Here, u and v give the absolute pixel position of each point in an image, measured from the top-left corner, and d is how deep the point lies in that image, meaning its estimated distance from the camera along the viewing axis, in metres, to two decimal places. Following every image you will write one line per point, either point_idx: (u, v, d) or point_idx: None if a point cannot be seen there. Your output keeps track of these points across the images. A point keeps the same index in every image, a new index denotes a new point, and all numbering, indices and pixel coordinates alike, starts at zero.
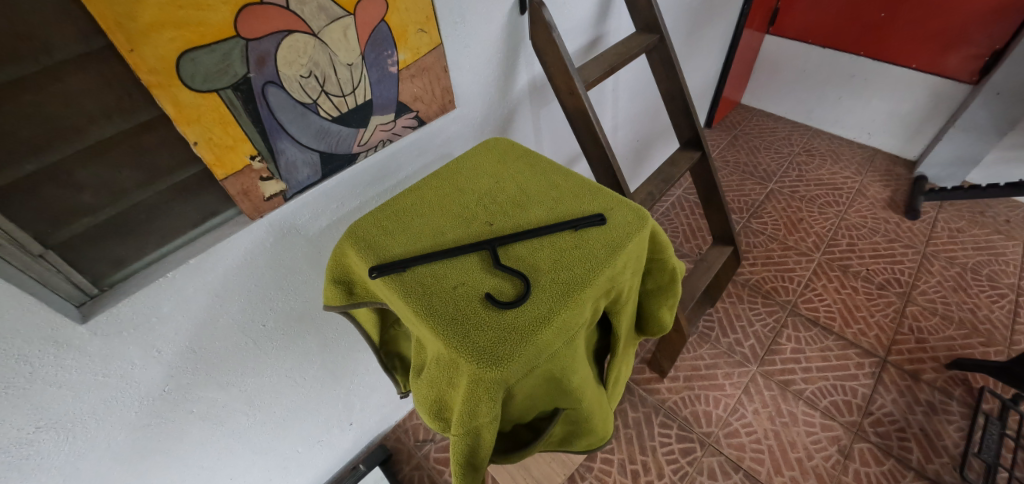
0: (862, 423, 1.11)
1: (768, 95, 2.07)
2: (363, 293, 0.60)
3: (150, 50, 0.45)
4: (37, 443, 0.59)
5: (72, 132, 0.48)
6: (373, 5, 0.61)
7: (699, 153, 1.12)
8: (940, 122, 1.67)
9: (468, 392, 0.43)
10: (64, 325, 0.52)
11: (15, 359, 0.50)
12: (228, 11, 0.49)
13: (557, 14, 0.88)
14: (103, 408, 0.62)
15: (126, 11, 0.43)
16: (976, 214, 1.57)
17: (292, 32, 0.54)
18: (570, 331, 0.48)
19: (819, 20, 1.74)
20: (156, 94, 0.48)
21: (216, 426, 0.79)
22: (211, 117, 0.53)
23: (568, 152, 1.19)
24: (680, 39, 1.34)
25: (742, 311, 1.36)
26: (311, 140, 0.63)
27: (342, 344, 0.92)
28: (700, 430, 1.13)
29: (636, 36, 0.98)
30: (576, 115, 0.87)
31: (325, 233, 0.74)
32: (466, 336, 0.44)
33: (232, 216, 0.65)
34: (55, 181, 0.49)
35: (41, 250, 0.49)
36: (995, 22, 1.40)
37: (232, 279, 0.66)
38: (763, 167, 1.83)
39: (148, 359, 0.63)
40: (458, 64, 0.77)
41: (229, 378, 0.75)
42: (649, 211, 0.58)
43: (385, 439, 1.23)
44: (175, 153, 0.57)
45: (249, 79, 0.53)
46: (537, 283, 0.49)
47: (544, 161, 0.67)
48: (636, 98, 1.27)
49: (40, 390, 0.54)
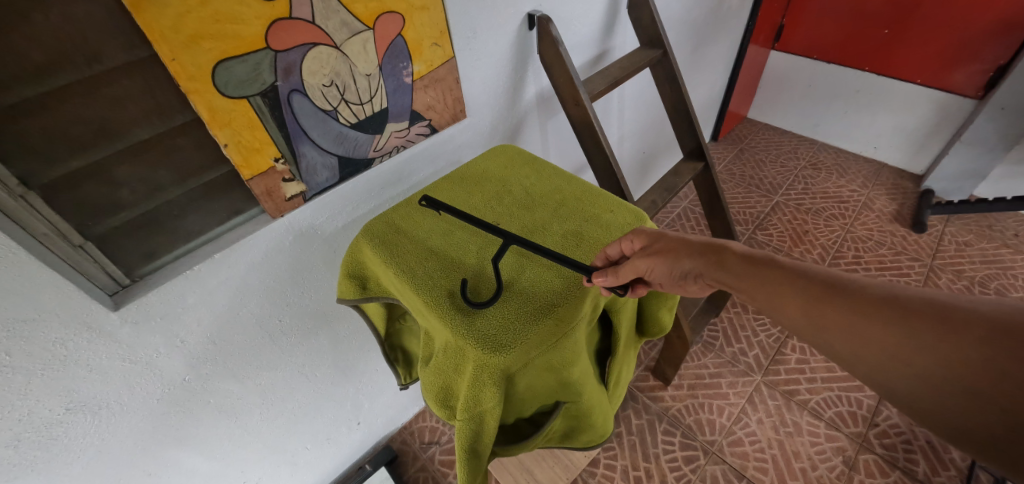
0: (867, 434, 1.10)
1: (775, 110, 2.10)
2: (374, 288, 0.63)
3: (189, 60, 0.50)
4: (65, 425, 0.62)
5: (115, 133, 0.53)
6: (391, 21, 0.65)
7: (702, 164, 1.15)
8: (946, 137, 1.68)
9: (473, 377, 0.46)
10: (97, 311, 0.56)
11: (53, 341, 0.54)
12: (260, 25, 0.53)
13: (563, 29, 0.93)
14: (128, 394, 0.66)
15: (171, 24, 0.47)
16: (984, 228, 1.57)
17: (316, 45, 0.59)
18: (571, 324, 0.51)
19: (824, 36, 1.78)
20: (192, 99, 0.52)
21: (231, 417, 0.82)
22: (240, 122, 0.57)
23: (574, 162, 1.22)
24: (685, 54, 1.38)
25: (747, 322, 1.36)
26: (330, 144, 0.67)
27: (354, 343, 0.95)
28: (703, 438, 1.13)
29: (640, 51, 1.02)
30: (581, 124, 0.91)
31: (339, 234, 0.78)
32: (472, 325, 0.47)
33: (255, 214, 0.69)
34: (97, 178, 0.54)
35: (82, 241, 0.54)
36: (1000, 39, 1.42)
37: (252, 275, 0.70)
38: (768, 180, 1.85)
39: (172, 347, 0.66)
40: (469, 75, 0.81)
41: (245, 370, 0.78)
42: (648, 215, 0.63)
43: (391, 440, 1.24)
44: (205, 155, 0.61)
45: (276, 87, 0.58)
46: (538, 278, 0.53)
47: (549, 167, 0.71)
48: (642, 110, 1.30)
49: (72, 373, 0.58)
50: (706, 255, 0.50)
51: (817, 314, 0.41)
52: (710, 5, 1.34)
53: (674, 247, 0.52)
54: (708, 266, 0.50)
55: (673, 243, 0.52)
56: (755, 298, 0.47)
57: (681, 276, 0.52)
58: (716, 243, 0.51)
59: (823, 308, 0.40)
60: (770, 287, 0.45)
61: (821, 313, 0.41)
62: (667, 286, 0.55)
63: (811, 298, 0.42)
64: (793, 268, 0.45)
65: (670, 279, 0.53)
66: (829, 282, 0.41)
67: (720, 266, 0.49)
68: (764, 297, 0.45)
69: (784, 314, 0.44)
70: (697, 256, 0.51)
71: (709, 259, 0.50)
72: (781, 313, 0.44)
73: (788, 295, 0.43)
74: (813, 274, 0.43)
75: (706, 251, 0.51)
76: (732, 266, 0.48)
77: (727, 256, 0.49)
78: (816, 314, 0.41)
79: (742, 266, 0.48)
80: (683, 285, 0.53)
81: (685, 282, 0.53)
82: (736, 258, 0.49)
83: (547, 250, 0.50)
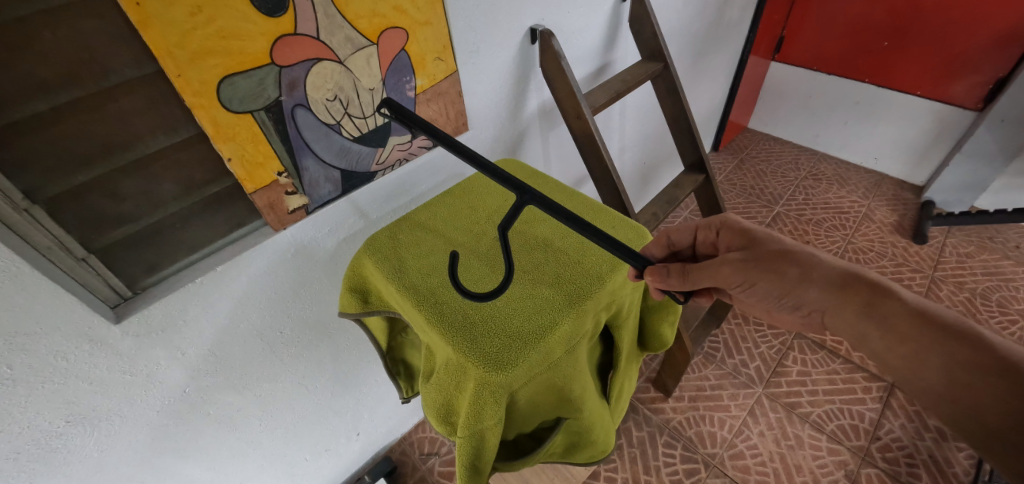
0: (870, 448, 1.10)
1: (775, 120, 2.11)
2: (376, 302, 0.64)
3: (195, 76, 0.50)
4: (65, 437, 0.62)
5: (119, 147, 0.53)
6: (395, 36, 0.66)
7: (702, 176, 1.15)
8: (946, 148, 1.68)
9: (474, 394, 0.46)
10: (99, 324, 0.56)
11: (54, 354, 0.54)
12: (265, 41, 0.54)
13: (565, 43, 0.93)
14: (128, 405, 0.66)
15: (177, 41, 0.48)
16: (985, 240, 1.57)
17: (321, 60, 0.59)
18: (573, 341, 0.51)
19: (824, 47, 1.79)
20: (197, 114, 0.52)
21: (231, 428, 0.82)
22: (244, 136, 0.57)
23: (575, 173, 1.22)
24: (685, 66, 1.39)
25: (748, 333, 1.36)
26: (333, 158, 0.68)
27: (355, 354, 0.95)
28: (704, 451, 1.12)
29: (641, 64, 1.03)
30: (583, 137, 0.91)
31: (341, 247, 0.78)
32: (474, 343, 0.47)
33: (257, 226, 0.69)
34: (101, 191, 0.54)
35: (85, 254, 0.54)
36: (1001, 51, 1.43)
37: (254, 287, 0.70)
38: (769, 190, 1.86)
39: (173, 359, 0.66)
40: (472, 89, 0.82)
41: (245, 381, 0.78)
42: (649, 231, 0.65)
43: (391, 451, 1.24)
44: (209, 168, 0.62)
45: (280, 102, 0.58)
46: (540, 294, 0.53)
47: (551, 182, 0.72)
48: (642, 121, 1.31)
49: (72, 385, 0.58)
50: (845, 293, 0.50)
51: (960, 384, 0.42)
52: (710, 18, 1.35)
53: (795, 273, 0.52)
54: (838, 303, 0.50)
55: (795, 268, 0.53)
56: (885, 346, 0.47)
57: (797, 302, 0.54)
58: (867, 280, 0.50)
59: (973, 383, 0.41)
60: (916, 344, 0.45)
61: (965, 384, 0.42)
62: (764, 303, 0.57)
63: (963, 368, 0.42)
64: (957, 333, 0.43)
65: (779, 301, 0.55)
66: (998, 361, 0.41)
67: (860, 309, 0.49)
68: (900, 350, 0.46)
69: (917, 370, 0.45)
70: (828, 291, 0.51)
71: (845, 297, 0.50)
72: (912, 367, 0.45)
73: (935, 357, 0.44)
74: (982, 345, 0.42)
75: (847, 289, 0.50)
76: (877, 312, 0.48)
77: (876, 299, 0.48)
78: (959, 383, 0.42)
79: (891, 315, 0.47)
80: (793, 309, 0.55)
81: (796, 308, 0.54)
82: (888, 305, 0.47)
83: (572, 215, 0.42)
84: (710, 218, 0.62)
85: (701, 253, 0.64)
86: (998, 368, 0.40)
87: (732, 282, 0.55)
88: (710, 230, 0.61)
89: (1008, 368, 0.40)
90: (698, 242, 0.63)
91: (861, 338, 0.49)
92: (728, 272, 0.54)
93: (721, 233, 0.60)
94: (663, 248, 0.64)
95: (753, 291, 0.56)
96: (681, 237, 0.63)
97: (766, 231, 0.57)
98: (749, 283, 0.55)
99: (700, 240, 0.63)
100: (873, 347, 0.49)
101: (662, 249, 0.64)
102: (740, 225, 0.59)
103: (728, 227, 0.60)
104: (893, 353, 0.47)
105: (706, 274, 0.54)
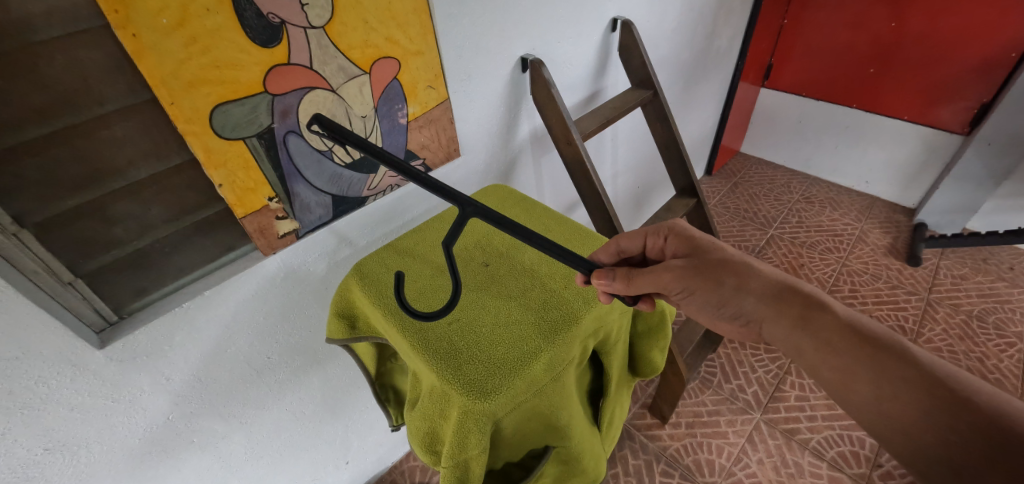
0: (872, 476, 1.07)
1: (766, 144, 2.14)
2: (363, 328, 0.64)
3: (188, 104, 0.52)
4: (41, 466, 0.60)
5: (112, 172, 0.54)
6: (387, 65, 0.68)
7: (694, 200, 1.17)
8: (936, 171, 1.70)
9: (457, 424, 0.45)
10: (82, 349, 0.56)
11: (35, 380, 0.53)
12: (258, 71, 0.55)
13: (556, 72, 0.96)
14: (108, 434, 0.64)
15: (171, 71, 0.49)
16: (978, 262, 1.58)
17: (313, 89, 0.61)
18: (557, 368, 0.50)
19: (813, 73, 1.83)
20: (189, 141, 0.53)
21: (216, 456, 0.80)
22: (236, 162, 0.58)
23: (568, 198, 1.24)
24: (676, 92, 1.42)
25: (745, 357, 1.34)
26: (324, 184, 0.68)
27: (343, 379, 0.93)
28: (702, 480, 1.10)
29: (631, 91, 1.05)
30: (574, 163, 0.93)
31: (331, 272, 0.78)
32: (458, 370, 0.47)
33: (247, 250, 0.69)
34: (92, 216, 0.54)
35: (71, 278, 0.53)
36: (985, 77, 1.47)
37: (243, 312, 0.70)
38: (762, 213, 1.87)
39: (157, 385, 0.65)
40: (464, 116, 0.83)
41: (231, 408, 0.76)
42: (603, 237, 0.70)
43: (381, 480, 1.20)
44: (200, 194, 0.62)
45: (272, 129, 0.59)
46: (526, 321, 0.53)
47: (539, 208, 0.74)
48: (635, 146, 1.33)
49: (51, 412, 0.57)
50: (781, 305, 0.50)
51: (887, 397, 0.41)
52: (699, 47, 1.39)
53: (733, 283, 0.52)
54: (774, 314, 0.50)
55: (734, 278, 0.52)
56: (818, 359, 0.46)
57: (736, 312, 0.53)
58: (804, 293, 0.50)
59: (899, 396, 0.41)
60: (847, 357, 0.44)
61: (893, 398, 0.41)
62: (704, 313, 0.55)
63: (891, 383, 0.41)
64: (886, 346, 0.43)
65: (717, 311, 0.54)
66: (922, 374, 0.40)
67: (795, 321, 0.48)
68: (832, 363, 0.45)
69: (847, 381, 0.44)
70: (765, 301, 0.51)
71: (781, 308, 0.50)
72: (843, 382, 0.44)
73: (864, 371, 0.43)
74: (909, 360, 0.42)
75: (783, 301, 0.50)
76: (810, 324, 0.47)
77: (812, 312, 0.48)
78: (886, 398, 0.41)
79: (823, 327, 0.47)
80: (731, 319, 0.54)
81: (734, 318, 0.53)
82: (822, 318, 0.47)
83: (512, 224, 0.44)
84: (659, 224, 0.60)
85: (651, 258, 0.62)
86: (924, 383, 0.40)
87: (673, 288, 0.53)
88: (659, 236, 0.60)
89: (935, 384, 0.40)
90: (648, 248, 0.61)
91: (796, 351, 0.49)
92: (670, 278, 0.53)
93: (668, 240, 0.59)
94: (613, 255, 0.62)
95: (694, 300, 0.54)
96: (631, 244, 0.61)
97: (711, 240, 0.57)
98: (689, 291, 0.54)
99: (650, 247, 0.61)
100: (808, 360, 0.48)
101: (611, 256, 0.63)
102: (688, 233, 0.58)
103: (676, 234, 0.58)
104: (826, 366, 0.46)
105: (648, 279, 0.52)
